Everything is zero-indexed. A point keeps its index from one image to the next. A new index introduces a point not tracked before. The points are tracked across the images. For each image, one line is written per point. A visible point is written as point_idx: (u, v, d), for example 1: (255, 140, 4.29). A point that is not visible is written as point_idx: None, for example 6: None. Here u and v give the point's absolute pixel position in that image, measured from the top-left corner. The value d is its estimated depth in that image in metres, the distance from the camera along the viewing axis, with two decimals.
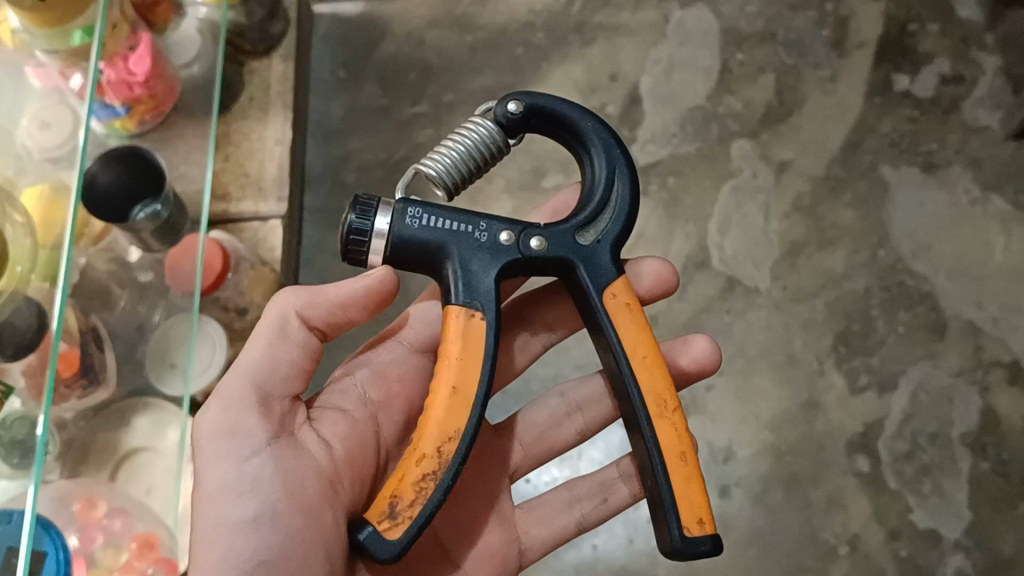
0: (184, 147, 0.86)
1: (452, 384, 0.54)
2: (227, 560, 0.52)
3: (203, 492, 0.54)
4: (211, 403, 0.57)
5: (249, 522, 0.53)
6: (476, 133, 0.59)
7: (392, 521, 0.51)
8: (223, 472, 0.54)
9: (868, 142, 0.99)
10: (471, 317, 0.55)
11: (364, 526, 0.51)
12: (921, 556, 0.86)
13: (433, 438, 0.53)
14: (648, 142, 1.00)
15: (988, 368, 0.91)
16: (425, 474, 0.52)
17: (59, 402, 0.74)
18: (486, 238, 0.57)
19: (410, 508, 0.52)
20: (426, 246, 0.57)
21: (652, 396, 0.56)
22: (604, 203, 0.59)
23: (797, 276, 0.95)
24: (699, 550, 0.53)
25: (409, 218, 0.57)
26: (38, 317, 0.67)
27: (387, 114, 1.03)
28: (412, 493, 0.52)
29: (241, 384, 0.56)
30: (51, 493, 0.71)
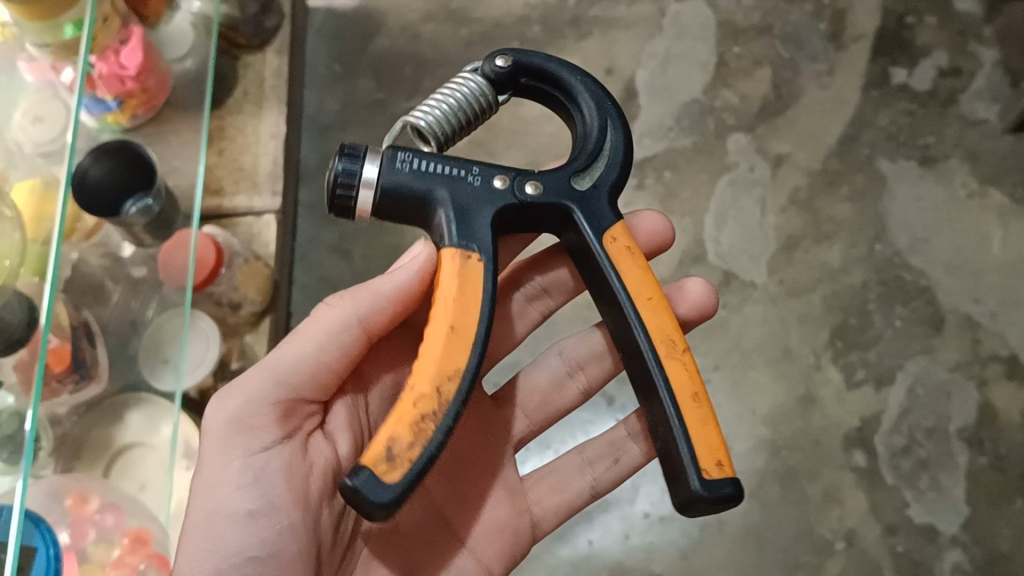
0: (177, 141, 0.85)
1: (450, 322, 0.52)
2: (218, 553, 0.53)
3: (206, 482, 0.55)
4: (227, 391, 0.57)
5: (244, 516, 0.54)
6: (466, 88, 0.59)
7: (390, 463, 0.48)
8: (224, 464, 0.55)
9: (865, 135, 0.99)
10: (467, 259, 0.53)
11: (360, 469, 0.47)
12: (917, 551, 0.85)
13: (440, 385, 0.50)
14: (644, 136, 1.00)
15: (985, 363, 0.90)
16: (424, 415, 0.49)
17: (50, 397, 0.73)
18: (480, 183, 0.55)
19: (410, 450, 0.48)
20: (417, 192, 0.55)
21: (660, 337, 0.55)
22: (598, 151, 0.57)
23: (794, 270, 0.94)
24: (724, 493, 0.51)
25: (399, 162, 0.55)
26: (29, 312, 0.66)
27: (382, 108, 1.03)
28: (411, 436, 0.49)
29: (263, 379, 0.56)
30: (42, 488, 0.71)
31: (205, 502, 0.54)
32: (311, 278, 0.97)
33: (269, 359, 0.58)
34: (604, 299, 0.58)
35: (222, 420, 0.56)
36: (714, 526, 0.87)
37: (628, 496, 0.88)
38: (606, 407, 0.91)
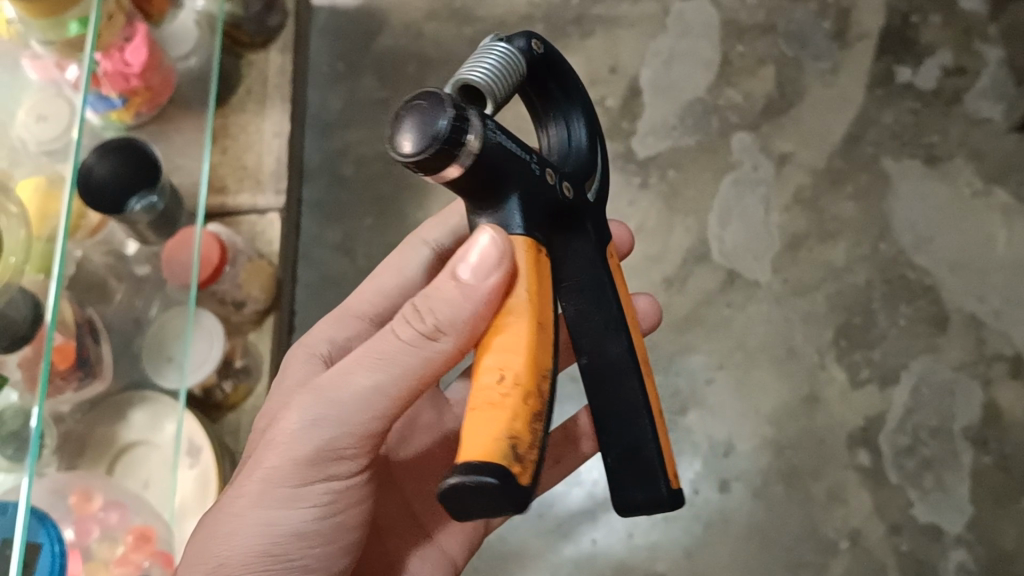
0: (181, 139, 0.85)
1: (539, 318, 0.45)
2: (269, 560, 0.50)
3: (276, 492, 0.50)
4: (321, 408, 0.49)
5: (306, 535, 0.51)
6: (512, 58, 0.49)
7: (522, 465, 0.41)
8: (300, 485, 0.50)
9: (869, 134, 0.99)
10: (535, 250, 0.47)
11: (491, 464, 0.40)
12: (922, 551, 0.85)
13: (538, 382, 0.44)
14: (647, 135, 1.00)
15: (990, 362, 0.90)
16: (537, 413, 0.43)
17: (54, 394, 0.73)
18: (537, 173, 0.47)
19: (530, 454, 0.42)
20: (495, 169, 0.44)
21: (639, 350, 0.51)
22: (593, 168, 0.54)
23: (798, 269, 0.94)
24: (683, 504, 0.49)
25: (490, 129, 0.44)
26: (33, 309, 0.66)
27: (386, 106, 1.03)
28: (530, 435, 0.42)
29: (374, 408, 0.48)
30: (47, 486, 0.71)
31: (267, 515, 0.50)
32: (314, 276, 0.97)
33: (365, 380, 0.48)
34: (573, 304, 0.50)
35: (304, 443, 0.49)
36: (717, 525, 0.87)
37: None
38: None
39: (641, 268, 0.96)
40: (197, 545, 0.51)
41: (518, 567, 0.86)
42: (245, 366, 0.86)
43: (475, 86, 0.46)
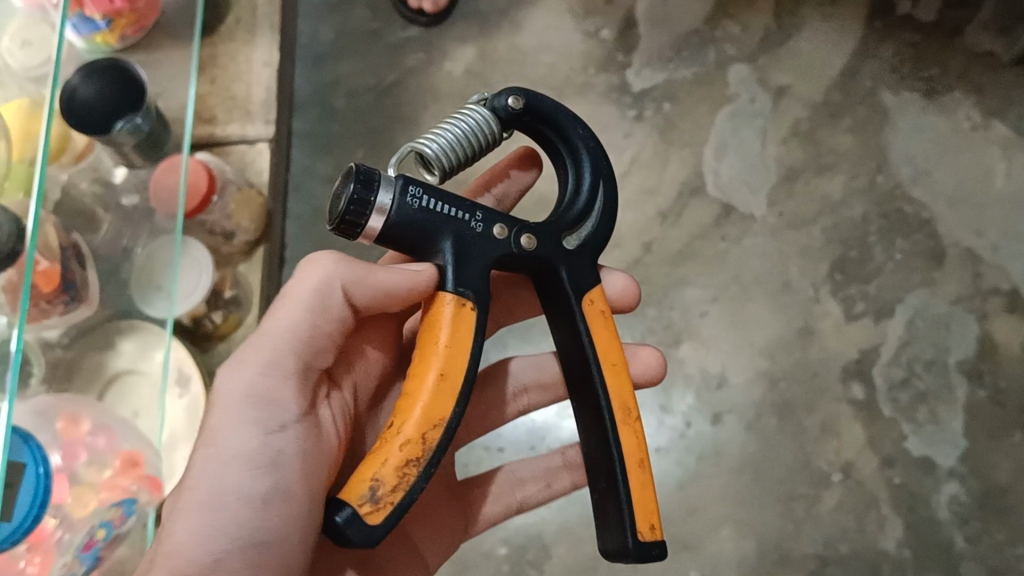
0: (168, 65, 0.83)
1: (441, 370, 0.49)
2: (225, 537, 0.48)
3: (219, 458, 0.49)
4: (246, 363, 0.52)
5: (257, 501, 0.49)
6: (470, 120, 0.54)
7: (375, 504, 0.46)
8: (241, 441, 0.50)
9: (868, 67, 0.97)
10: (462, 306, 0.51)
11: (343, 506, 0.46)
12: (915, 483, 0.84)
13: (429, 433, 0.48)
14: (643, 67, 0.99)
15: (986, 296, 0.89)
16: (409, 460, 0.47)
17: (39, 319, 0.71)
18: (480, 228, 0.52)
19: (393, 494, 0.47)
20: (420, 232, 0.51)
21: (619, 404, 0.54)
22: (586, 213, 0.56)
23: (794, 203, 0.93)
24: (652, 556, 0.52)
25: (409, 197, 0.51)
26: (16, 228, 0.63)
27: (378, 38, 1.02)
28: (395, 479, 0.47)
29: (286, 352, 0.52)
30: (31, 407, 0.68)
31: (212, 483, 0.49)
32: (306, 210, 0.97)
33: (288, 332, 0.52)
34: (562, 339, 0.56)
35: (241, 402, 0.51)
36: (710, 458, 0.86)
37: None
38: None
39: (636, 201, 0.95)
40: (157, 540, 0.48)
41: None
42: (234, 296, 0.86)
43: (426, 156, 0.52)
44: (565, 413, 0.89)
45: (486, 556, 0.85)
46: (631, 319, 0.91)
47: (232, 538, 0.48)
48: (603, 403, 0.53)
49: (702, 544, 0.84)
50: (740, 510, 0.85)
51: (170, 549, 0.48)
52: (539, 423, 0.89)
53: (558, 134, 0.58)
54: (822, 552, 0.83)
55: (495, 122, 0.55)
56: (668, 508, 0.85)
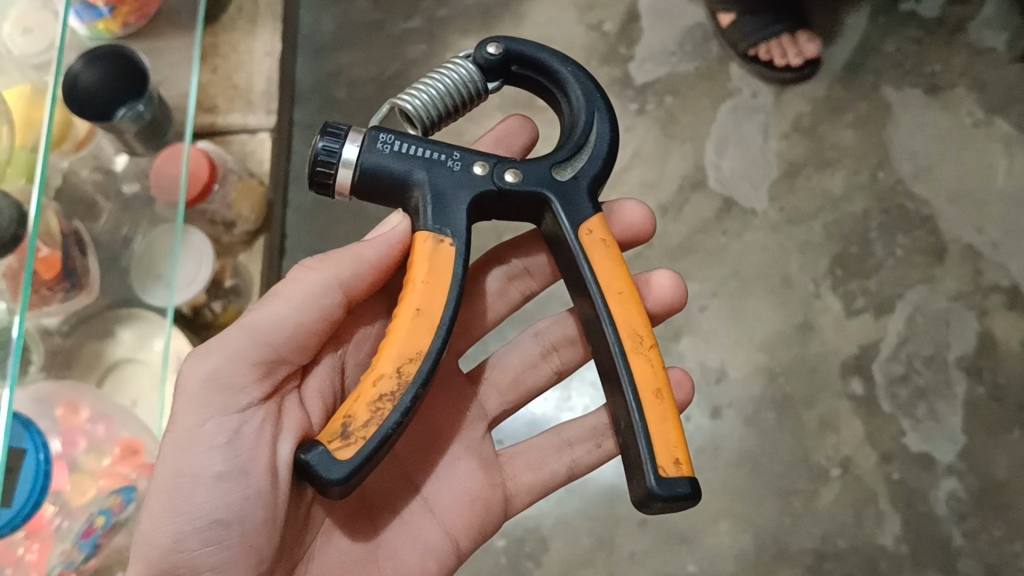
0: (170, 52, 0.83)
1: (415, 305, 0.50)
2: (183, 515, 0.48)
3: (177, 439, 0.50)
4: (210, 346, 0.52)
5: (211, 480, 0.48)
6: (456, 73, 0.56)
7: (344, 440, 0.47)
8: (200, 422, 0.50)
9: (870, 63, 0.97)
10: (439, 243, 0.51)
11: (314, 446, 0.47)
12: (913, 479, 0.85)
13: (402, 365, 0.49)
14: (645, 61, 0.99)
15: (987, 293, 0.89)
16: (383, 395, 0.48)
17: (39, 306, 0.71)
18: (459, 167, 0.53)
19: (364, 429, 0.47)
20: (394, 176, 0.53)
21: (627, 331, 0.53)
22: (581, 143, 0.55)
23: (795, 197, 0.93)
24: (679, 491, 0.50)
25: (380, 143, 0.52)
26: (18, 212, 0.63)
27: (380, 29, 1.02)
28: (367, 414, 0.47)
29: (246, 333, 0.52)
30: (30, 395, 0.68)
31: (174, 466, 0.49)
32: (306, 201, 0.97)
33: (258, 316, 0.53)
34: (575, 283, 0.56)
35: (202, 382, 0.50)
36: (708, 452, 0.86)
37: None
38: None
39: (637, 194, 0.94)
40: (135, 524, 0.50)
41: None
42: (234, 285, 0.86)
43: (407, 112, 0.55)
44: (564, 406, 0.89)
45: (485, 549, 0.85)
46: None
47: (190, 519, 0.48)
48: (611, 331, 0.53)
49: (700, 538, 0.84)
50: (738, 505, 0.85)
51: (140, 535, 0.49)
52: (538, 416, 0.89)
53: (549, 77, 0.59)
54: (820, 546, 0.83)
55: (480, 75, 0.57)
56: None
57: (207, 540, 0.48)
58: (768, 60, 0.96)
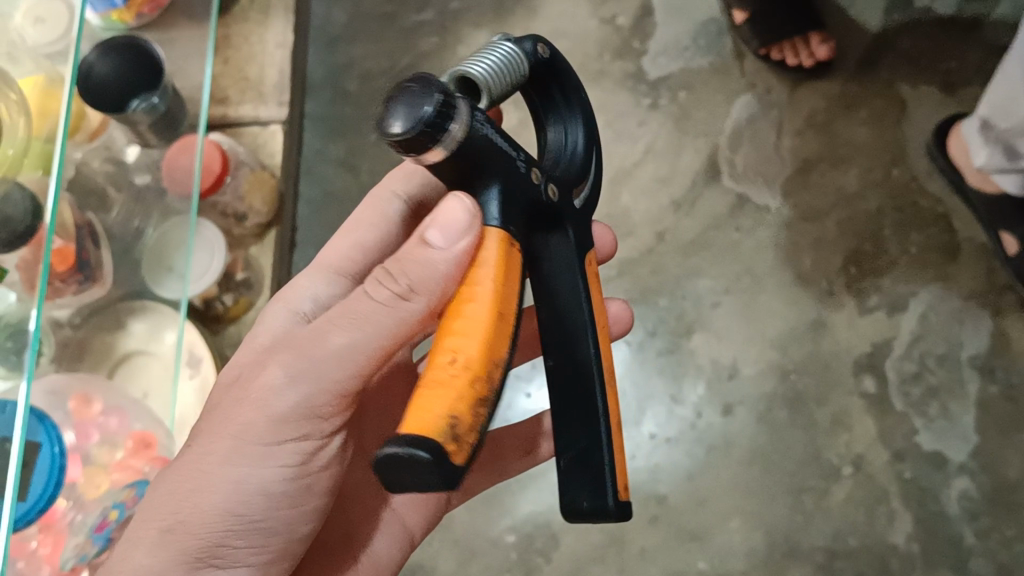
0: (183, 44, 0.83)
1: (501, 309, 0.40)
2: (228, 518, 0.46)
3: (236, 446, 0.45)
4: (291, 356, 0.45)
5: (265, 492, 0.46)
6: (505, 54, 0.45)
7: (458, 440, 0.36)
8: (274, 440, 0.46)
9: (885, 59, 0.96)
10: (508, 244, 0.41)
11: (424, 436, 0.35)
12: (925, 478, 0.84)
13: (490, 372, 0.39)
14: (659, 55, 0.98)
15: (1001, 292, 0.89)
16: (482, 397, 0.38)
17: (53, 297, 0.70)
18: (525, 168, 0.43)
19: (471, 431, 0.36)
20: (478, 160, 0.40)
21: None
22: (585, 171, 0.49)
23: (808, 194, 0.93)
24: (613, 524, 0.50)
25: (476, 119, 0.39)
26: (33, 204, 0.63)
27: (392, 21, 1.02)
28: (472, 417, 0.37)
29: (332, 354, 0.44)
30: (44, 386, 0.68)
31: (230, 473, 0.45)
32: (317, 193, 0.97)
33: (344, 336, 0.44)
34: None
35: (281, 403, 0.45)
36: (720, 449, 0.86)
37: (634, 417, 0.88)
38: None
39: (649, 190, 0.95)
40: (157, 507, 0.46)
41: (518, 488, 0.87)
42: (246, 278, 0.86)
43: (475, 77, 0.43)
44: None
45: (495, 544, 0.85)
46: (644, 308, 0.91)
47: (237, 524, 0.46)
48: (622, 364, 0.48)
49: (711, 535, 0.84)
50: (750, 502, 0.84)
51: (171, 525, 0.45)
52: None
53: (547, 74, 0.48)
54: (832, 545, 0.83)
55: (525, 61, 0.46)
56: (677, 499, 0.85)
57: (251, 545, 0.47)
58: (781, 59, 0.97)
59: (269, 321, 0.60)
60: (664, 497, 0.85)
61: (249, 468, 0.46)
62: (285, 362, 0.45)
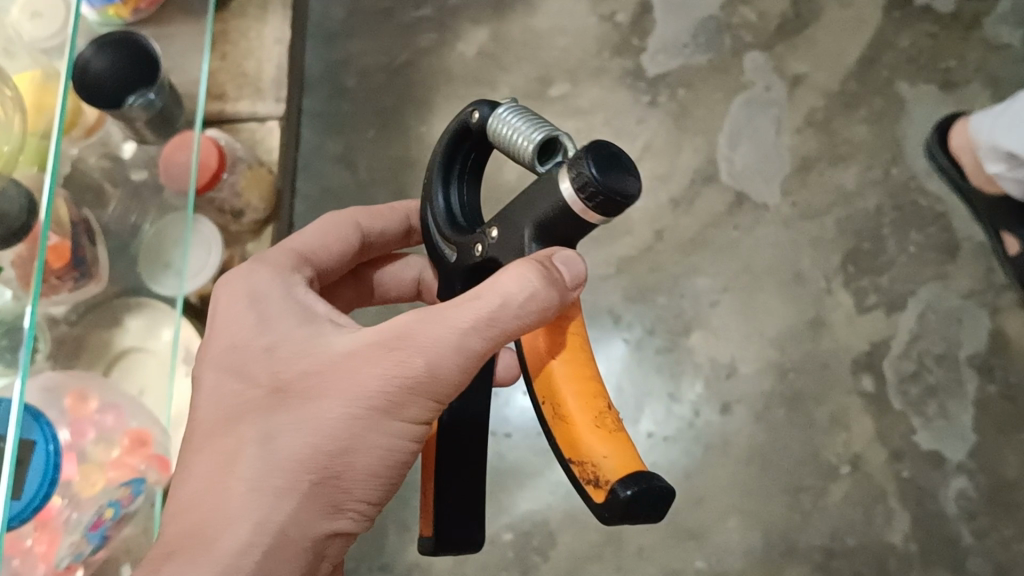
0: (182, 40, 0.82)
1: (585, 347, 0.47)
2: (360, 485, 0.45)
3: (376, 419, 0.44)
4: (431, 323, 0.44)
5: (394, 463, 0.45)
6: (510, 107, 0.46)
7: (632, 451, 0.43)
8: (410, 416, 0.44)
9: (885, 57, 0.96)
10: None
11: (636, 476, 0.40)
12: (923, 477, 0.84)
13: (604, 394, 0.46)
14: (658, 53, 0.98)
15: (999, 291, 0.88)
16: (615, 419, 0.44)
17: (49, 295, 0.70)
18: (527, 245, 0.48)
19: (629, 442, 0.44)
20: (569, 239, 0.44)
21: None
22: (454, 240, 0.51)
23: (807, 192, 0.93)
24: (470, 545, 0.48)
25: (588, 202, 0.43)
26: (29, 202, 0.61)
27: (390, 17, 1.02)
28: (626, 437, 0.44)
29: (479, 337, 0.43)
30: (39, 384, 0.67)
31: (369, 447, 0.44)
32: (314, 189, 0.97)
33: (490, 339, 0.43)
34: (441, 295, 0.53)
35: (428, 378, 0.43)
36: (717, 447, 0.86)
37: (632, 416, 0.88)
38: (612, 325, 0.91)
39: (648, 188, 0.94)
40: (291, 467, 0.43)
41: (515, 486, 0.86)
42: None
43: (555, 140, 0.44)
44: None
45: (492, 542, 0.85)
46: (642, 306, 0.91)
47: (367, 493, 0.45)
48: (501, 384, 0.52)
49: (709, 534, 0.84)
50: (747, 502, 0.84)
51: (315, 480, 0.43)
52: None
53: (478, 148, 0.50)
54: (829, 544, 0.83)
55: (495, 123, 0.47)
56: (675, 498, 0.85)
57: (363, 510, 0.46)
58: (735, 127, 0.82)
59: (250, 270, 0.52)
60: None
61: (378, 444, 0.44)
62: (427, 332, 0.43)
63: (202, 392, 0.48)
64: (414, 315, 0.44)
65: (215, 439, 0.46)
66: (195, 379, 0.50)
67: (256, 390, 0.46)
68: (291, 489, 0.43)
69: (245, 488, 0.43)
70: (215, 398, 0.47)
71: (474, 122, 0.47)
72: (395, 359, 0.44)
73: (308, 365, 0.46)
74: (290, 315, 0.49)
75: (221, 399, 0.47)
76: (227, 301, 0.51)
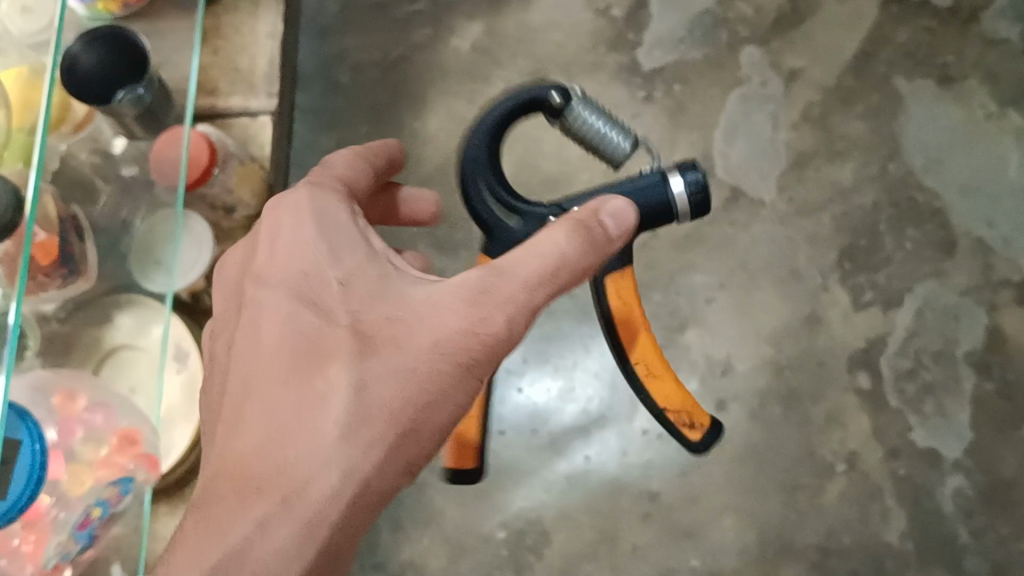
0: (172, 35, 0.81)
1: None
2: (433, 441, 0.46)
3: (458, 370, 0.46)
4: (509, 271, 0.46)
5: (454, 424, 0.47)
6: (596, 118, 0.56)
7: None
8: (481, 372, 0.47)
9: (882, 52, 0.95)
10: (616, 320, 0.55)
11: None
12: (919, 476, 0.83)
13: None
14: (654, 47, 0.97)
15: (996, 288, 0.88)
16: None
17: (37, 292, 0.69)
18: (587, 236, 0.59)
19: None
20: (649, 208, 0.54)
21: None
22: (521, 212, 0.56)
23: (804, 189, 0.92)
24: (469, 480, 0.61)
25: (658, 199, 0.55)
26: (15, 198, 0.60)
27: (384, 12, 1.01)
28: None
29: (545, 290, 0.46)
30: (26, 382, 0.65)
31: (444, 401, 0.46)
32: None
33: (553, 293, 0.47)
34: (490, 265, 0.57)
35: (506, 333, 0.46)
36: (713, 445, 0.86)
37: (627, 413, 0.87)
38: None
39: None
40: (379, 412, 0.45)
41: (509, 484, 0.86)
42: None
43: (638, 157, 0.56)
44: (568, 397, 0.88)
45: (486, 540, 0.85)
46: None
47: (434, 449, 0.47)
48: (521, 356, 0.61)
49: (703, 533, 0.83)
50: (742, 500, 0.84)
51: (398, 432, 0.45)
52: (540, 407, 0.88)
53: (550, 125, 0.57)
54: (825, 542, 0.82)
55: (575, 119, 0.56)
56: (670, 496, 0.84)
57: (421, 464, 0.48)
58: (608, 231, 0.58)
59: (317, 198, 0.52)
60: (656, 494, 0.84)
61: (453, 400, 0.46)
62: (506, 280, 0.46)
63: (268, 322, 0.48)
64: (491, 265, 0.47)
65: (288, 379, 0.46)
66: (255, 304, 0.50)
67: (332, 329, 0.47)
68: (373, 436, 0.44)
69: (337, 430, 0.44)
70: (285, 312, 0.48)
71: (555, 101, 0.56)
72: (476, 306, 0.46)
73: (388, 313, 0.47)
74: (367, 254, 0.51)
75: (294, 330, 0.47)
76: (293, 222, 0.51)
